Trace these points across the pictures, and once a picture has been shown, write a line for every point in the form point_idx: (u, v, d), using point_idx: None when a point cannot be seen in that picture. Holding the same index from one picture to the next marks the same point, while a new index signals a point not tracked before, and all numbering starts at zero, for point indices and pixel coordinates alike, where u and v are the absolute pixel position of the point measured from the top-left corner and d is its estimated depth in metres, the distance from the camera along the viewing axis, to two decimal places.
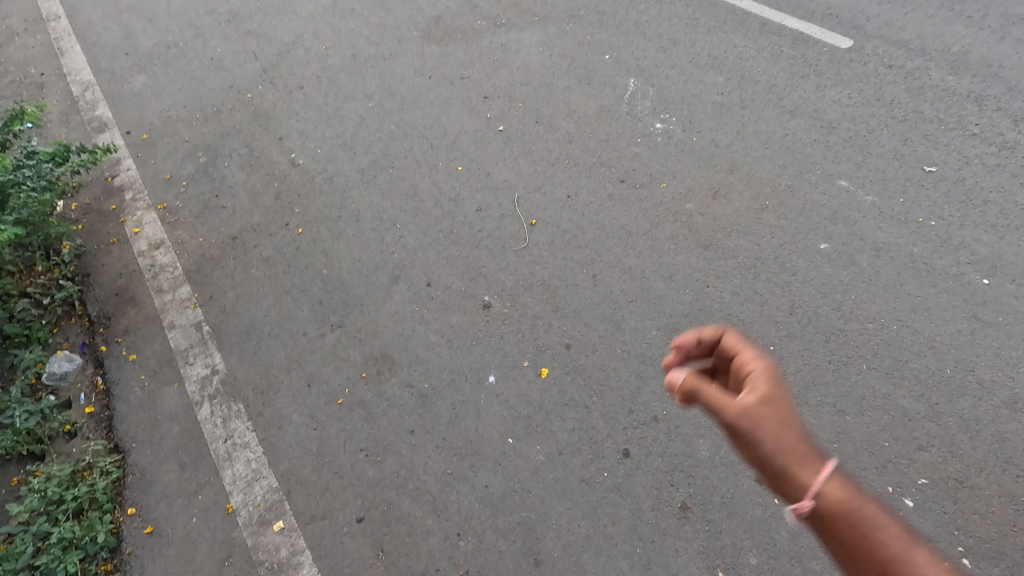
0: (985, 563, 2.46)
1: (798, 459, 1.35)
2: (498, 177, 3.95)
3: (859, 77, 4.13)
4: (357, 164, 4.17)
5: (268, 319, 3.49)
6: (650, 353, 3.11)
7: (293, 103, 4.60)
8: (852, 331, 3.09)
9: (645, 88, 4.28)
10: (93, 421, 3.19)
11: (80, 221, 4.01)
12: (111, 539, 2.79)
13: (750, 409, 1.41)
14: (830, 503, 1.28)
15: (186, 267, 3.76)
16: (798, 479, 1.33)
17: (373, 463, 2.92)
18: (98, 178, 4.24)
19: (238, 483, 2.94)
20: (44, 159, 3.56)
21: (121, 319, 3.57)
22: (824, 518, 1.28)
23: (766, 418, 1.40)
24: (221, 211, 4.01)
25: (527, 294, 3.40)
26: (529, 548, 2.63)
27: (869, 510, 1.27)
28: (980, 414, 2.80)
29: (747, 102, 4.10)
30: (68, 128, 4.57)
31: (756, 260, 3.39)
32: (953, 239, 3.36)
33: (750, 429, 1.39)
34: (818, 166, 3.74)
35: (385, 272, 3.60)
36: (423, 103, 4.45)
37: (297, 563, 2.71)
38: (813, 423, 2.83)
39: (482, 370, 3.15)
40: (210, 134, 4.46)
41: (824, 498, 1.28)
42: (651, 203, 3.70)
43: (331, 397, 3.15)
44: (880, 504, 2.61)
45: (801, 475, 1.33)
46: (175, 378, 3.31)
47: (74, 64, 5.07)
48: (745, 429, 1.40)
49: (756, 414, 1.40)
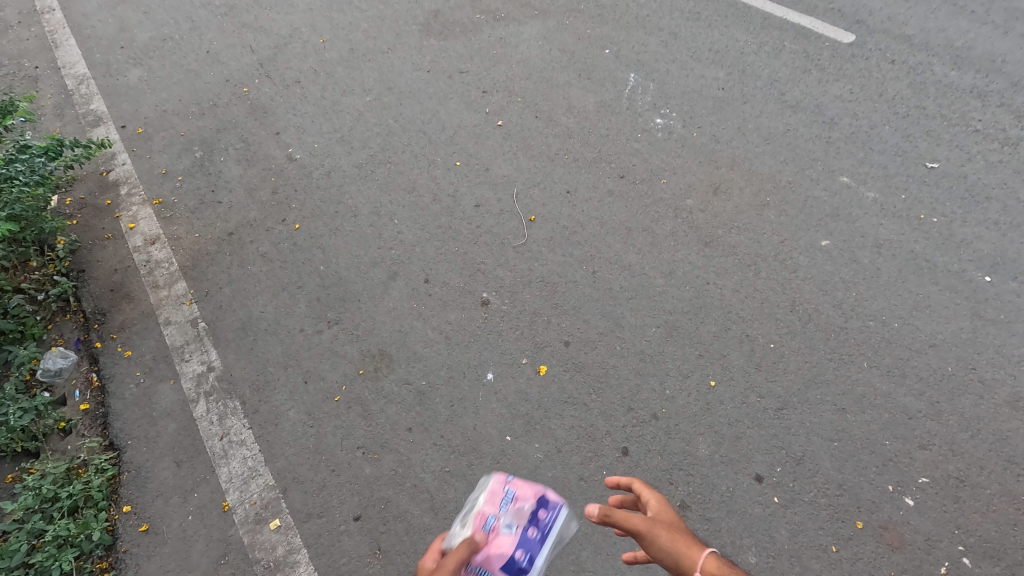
0: (985, 562, 2.45)
1: (686, 545, 1.59)
2: (497, 173, 3.92)
3: (862, 72, 4.10)
4: (355, 159, 4.13)
5: (265, 315, 3.46)
6: (650, 351, 3.09)
7: (290, 97, 4.55)
8: (853, 328, 3.07)
9: (645, 82, 4.24)
10: (88, 418, 3.16)
11: (74, 215, 3.97)
12: (107, 537, 2.77)
13: (645, 525, 1.65)
14: None
15: (182, 263, 3.73)
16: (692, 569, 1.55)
17: (370, 461, 2.90)
18: (93, 173, 4.19)
19: (234, 481, 2.92)
20: (37, 154, 3.53)
21: (116, 316, 3.53)
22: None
23: (659, 528, 1.64)
24: (217, 206, 3.97)
25: (525, 291, 3.37)
26: None
27: None
28: (982, 412, 2.78)
29: (748, 97, 4.06)
30: (62, 122, 4.52)
31: (757, 256, 3.37)
32: (955, 236, 3.33)
33: (650, 539, 1.63)
34: (819, 162, 3.71)
35: (382, 269, 3.57)
36: (421, 98, 4.41)
37: (293, 561, 2.70)
38: (814, 421, 2.81)
39: (480, 368, 3.12)
40: (206, 128, 4.41)
41: (709, 573, 1.52)
42: (651, 199, 3.67)
43: (328, 394, 3.13)
44: (879, 503, 2.59)
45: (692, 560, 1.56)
46: (171, 375, 3.28)
47: (69, 56, 5.01)
48: (647, 539, 1.64)
49: (652, 523, 1.66)
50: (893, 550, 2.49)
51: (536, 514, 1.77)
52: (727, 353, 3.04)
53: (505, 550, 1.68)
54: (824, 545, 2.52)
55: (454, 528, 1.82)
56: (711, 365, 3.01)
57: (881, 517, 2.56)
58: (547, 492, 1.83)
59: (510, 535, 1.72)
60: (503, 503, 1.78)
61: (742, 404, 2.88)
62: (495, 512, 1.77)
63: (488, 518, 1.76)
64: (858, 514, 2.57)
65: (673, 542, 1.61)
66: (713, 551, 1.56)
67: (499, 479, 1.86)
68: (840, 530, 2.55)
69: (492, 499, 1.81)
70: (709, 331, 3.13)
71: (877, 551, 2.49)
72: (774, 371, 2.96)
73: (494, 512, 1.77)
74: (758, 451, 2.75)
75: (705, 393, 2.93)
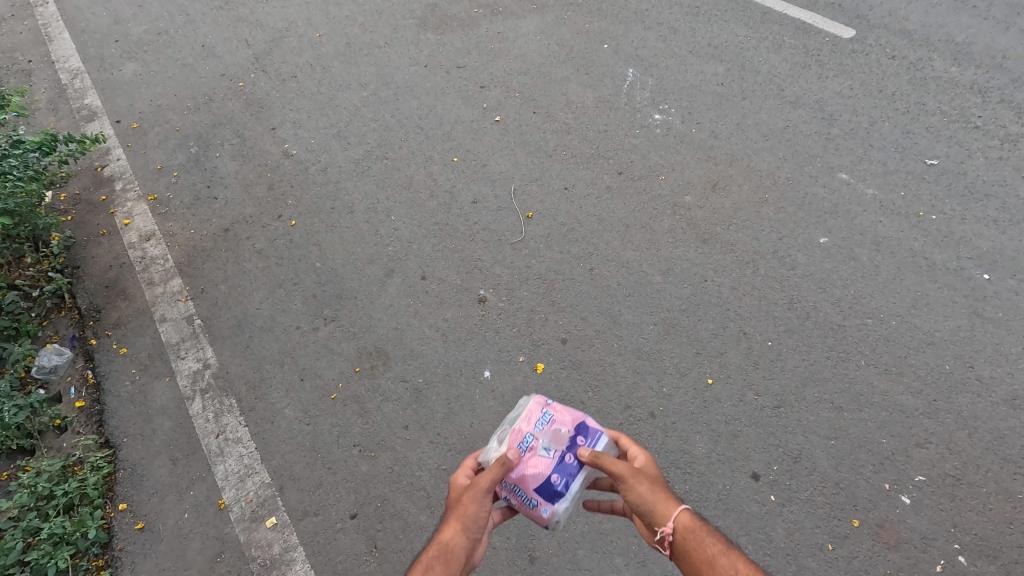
0: (981, 560, 2.45)
1: (663, 498, 1.77)
2: (494, 169, 3.89)
3: (862, 68, 4.07)
4: (351, 154, 4.10)
5: (261, 312, 3.44)
6: (647, 348, 3.08)
7: (286, 92, 4.51)
8: (851, 326, 3.06)
9: (644, 78, 4.21)
10: (83, 416, 3.15)
11: (68, 211, 3.94)
12: (102, 535, 2.76)
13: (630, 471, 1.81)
14: (684, 525, 1.71)
15: (177, 259, 3.70)
16: (665, 517, 1.73)
17: (367, 459, 2.89)
18: (87, 168, 4.16)
19: (230, 478, 2.91)
20: (31, 149, 3.48)
21: (111, 312, 3.51)
22: (683, 543, 1.69)
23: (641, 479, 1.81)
24: (212, 202, 3.94)
25: (523, 288, 3.36)
26: (524, 545, 2.61)
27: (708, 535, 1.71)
28: (979, 410, 2.78)
29: (748, 92, 4.03)
30: (56, 117, 4.48)
31: (755, 254, 3.35)
32: (954, 234, 3.32)
33: (632, 484, 1.79)
34: (819, 158, 3.69)
35: (379, 265, 3.55)
36: (418, 93, 4.37)
37: (290, 559, 2.69)
38: (811, 419, 2.81)
39: (477, 365, 3.11)
40: (201, 123, 4.37)
41: (680, 521, 1.71)
42: (649, 196, 3.65)
43: (324, 391, 3.12)
44: (876, 501, 2.60)
45: (667, 511, 1.74)
46: (167, 372, 3.27)
47: (62, 50, 4.96)
48: (629, 484, 1.79)
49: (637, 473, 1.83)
50: (890, 549, 2.49)
51: (573, 438, 1.92)
52: (724, 351, 3.03)
53: (540, 470, 1.85)
54: (821, 543, 2.52)
55: (492, 444, 1.99)
56: (709, 362, 3.01)
57: (877, 515, 2.56)
58: (584, 420, 1.97)
59: (546, 455, 1.87)
60: (540, 424, 1.94)
61: (739, 402, 2.88)
62: (532, 432, 1.92)
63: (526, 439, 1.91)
64: (855, 513, 2.57)
65: (653, 493, 1.78)
66: (686, 507, 1.75)
67: (539, 403, 2.01)
68: (836, 529, 2.55)
69: (529, 420, 1.96)
70: (706, 329, 3.12)
71: (874, 549, 2.50)
72: (771, 369, 2.96)
73: (531, 432, 1.92)
74: (755, 449, 2.75)
75: (703, 391, 2.92)
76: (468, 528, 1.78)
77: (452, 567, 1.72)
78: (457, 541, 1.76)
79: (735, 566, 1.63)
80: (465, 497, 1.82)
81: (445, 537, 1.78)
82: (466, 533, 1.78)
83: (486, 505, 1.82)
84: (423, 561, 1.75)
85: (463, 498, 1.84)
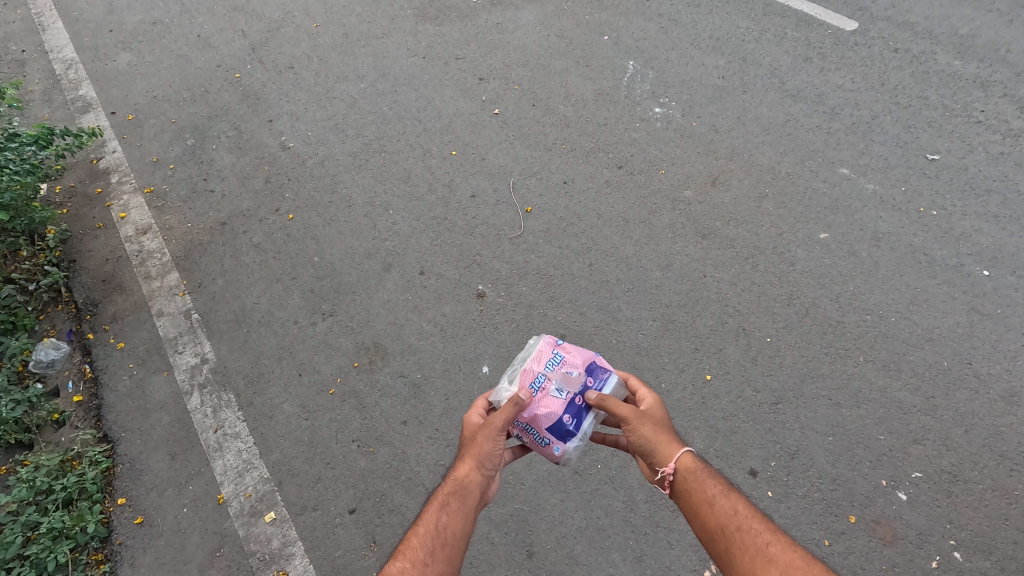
0: (976, 556, 2.47)
1: (666, 441, 1.87)
2: (493, 163, 3.86)
3: (864, 61, 4.03)
4: (349, 147, 4.07)
5: (258, 307, 3.42)
6: (646, 344, 3.08)
7: (282, 84, 4.46)
8: (849, 323, 3.06)
9: (644, 70, 4.17)
10: (82, 410, 3.14)
11: (64, 204, 3.90)
12: (102, 529, 2.77)
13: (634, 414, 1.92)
14: (685, 468, 1.80)
15: (174, 253, 3.68)
16: (667, 459, 1.82)
17: (365, 454, 2.90)
18: (83, 161, 4.12)
19: (228, 473, 2.92)
20: (27, 142, 3.44)
21: (108, 307, 3.49)
22: (684, 483, 1.79)
23: (645, 422, 1.91)
24: (209, 195, 3.91)
25: (521, 283, 3.34)
26: (522, 540, 2.63)
27: (709, 479, 1.79)
28: (977, 407, 2.79)
29: (748, 86, 4.00)
30: (51, 108, 4.43)
31: (755, 249, 3.34)
32: (955, 230, 3.31)
33: (635, 427, 1.90)
34: (819, 153, 3.66)
35: (377, 260, 3.53)
36: (416, 85, 4.33)
37: (288, 554, 2.71)
38: (809, 415, 2.81)
39: (476, 361, 3.11)
40: (197, 115, 4.33)
41: (681, 464, 1.80)
42: (649, 190, 3.63)
43: (322, 386, 3.11)
44: (873, 497, 2.61)
45: (669, 454, 1.84)
46: (164, 367, 3.26)
47: (56, 40, 4.89)
48: (632, 426, 1.90)
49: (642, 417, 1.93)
50: (885, 544, 2.51)
51: (584, 380, 1.98)
52: (723, 347, 3.03)
53: (552, 411, 1.92)
54: (817, 539, 2.54)
55: (503, 383, 2.03)
56: (707, 359, 3.00)
57: (874, 511, 2.58)
58: (593, 362, 2.04)
59: (559, 397, 1.93)
60: (553, 365, 1.98)
61: (737, 398, 2.88)
62: (545, 373, 1.97)
63: (543, 380, 1.96)
64: (851, 509, 2.59)
65: (655, 435, 1.88)
66: (689, 449, 1.84)
67: (550, 343, 2.05)
68: (833, 525, 2.56)
69: (540, 361, 2.00)
70: (705, 325, 3.11)
71: (870, 545, 2.51)
72: (770, 365, 2.96)
73: (545, 372, 1.97)
74: (753, 446, 2.76)
75: (701, 387, 2.92)
76: (483, 465, 1.87)
77: (469, 501, 1.80)
78: (473, 478, 1.84)
79: (734, 508, 1.71)
80: (480, 437, 1.90)
81: (460, 475, 1.85)
82: (480, 471, 1.86)
83: (500, 444, 1.91)
84: (438, 497, 1.81)
85: (477, 438, 1.91)
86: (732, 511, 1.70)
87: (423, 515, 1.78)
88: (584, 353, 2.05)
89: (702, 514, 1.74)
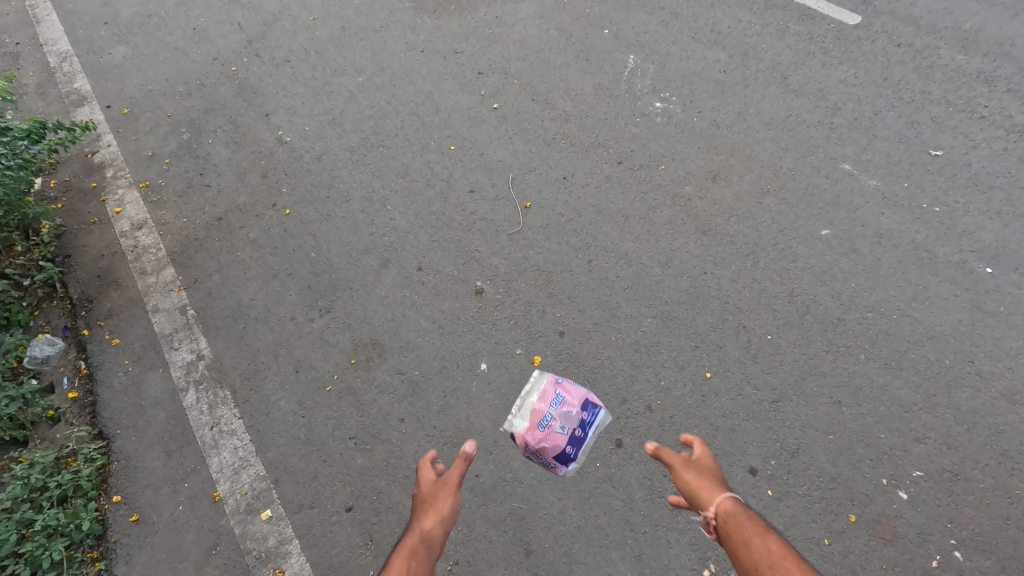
0: (976, 555, 2.46)
1: (707, 487, 1.84)
2: (492, 158, 3.82)
3: (866, 56, 3.99)
4: (346, 142, 4.02)
5: (255, 303, 3.39)
6: (646, 341, 3.05)
7: (279, 77, 4.41)
8: (850, 320, 3.03)
9: (644, 64, 4.12)
10: (77, 407, 3.12)
11: (59, 199, 3.86)
12: (97, 527, 2.75)
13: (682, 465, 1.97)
14: (721, 509, 1.72)
15: (170, 248, 3.65)
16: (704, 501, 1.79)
17: (362, 452, 2.88)
18: (77, 155, 4.07)
19: (225, 471, 2.90)
20: (19, 136, 3.38)
21: (103, 303, 3.46)
22: (721, 525, 1.69)
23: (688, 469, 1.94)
24: (205, 190, 3.88)
25: (520, 280, 3.32)
26: (520, 539, 2.61)
27: (746, 520, 1.65)
28: (978, 405, 2.77)
29: (750, 80, 3.96)
30: (45, 102, 4.38)
31: (756, 246, 3.31)
32: (957, 226, 3.28)
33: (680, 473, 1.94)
34: (821, 148, 3.63)
35: (375, 256, 3.50)
36: (415, 79, 4.28)
37: (285, 552, 2.69)
38: (810, 413, 2.79)
39: (474, 358, 3.08)
40: (193, 109, 4.28)
41: (718, 505, 1.74)
42: (649, 186, 3.59)
43: (319, 383, 3.09)
44: (873, 496, 2.59)
45: (707, 496, 1.80)
46: (160, 363, 3.23)
47: (51, 33, 4.84)
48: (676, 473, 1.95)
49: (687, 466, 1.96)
50: (885, 543, 2.50)
51: (583, 416, 2.25)
52: (723, 344, 3.01)
53: (558, 444, 2.20)
54: (817, 538, 2.53)
55: (512, 417, 2.31)
56: (707, 356, 2.98)
57: (874, 510, 2.56)
58: (588, 398, 2.32)
59: (563, 433, 2.21)
60: (555, 404, 2.25)
61: (737, 396, 2.86)
62: (549, 411, 2.23)
63: (547, 418, 2.23)
64: (851, 508, 2.57)
65: (696, 480, 1.87)
66: (730, 494, 1.77)
67: (551, 382, 2.31)
68: (833, 524, 2.55)
69: (544, 399, 2.26)
70: (705, 322, 3.09)
71: (869, 544, 2.50)
72: (770, 363, 2.94)
73: (549, 411, 2.23)
74: (753, 444, 2.74)
75: (701, 384, 2.90)
76: (444, 519, 1.85)
77: (431, 550, 1.73)
78: (436, 530, 1.81)
79: (768, 547, 1.53)
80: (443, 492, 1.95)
81: (426, 526, 1.82)
82: (442, 523, 1.84)
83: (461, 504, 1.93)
84: (403, 550, 1.72)
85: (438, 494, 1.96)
86: (765, 551, 1.52)
87: (389, 566, 1.66)
88: (580, 391, 2.32)
89: (738, 553, 1.57)
